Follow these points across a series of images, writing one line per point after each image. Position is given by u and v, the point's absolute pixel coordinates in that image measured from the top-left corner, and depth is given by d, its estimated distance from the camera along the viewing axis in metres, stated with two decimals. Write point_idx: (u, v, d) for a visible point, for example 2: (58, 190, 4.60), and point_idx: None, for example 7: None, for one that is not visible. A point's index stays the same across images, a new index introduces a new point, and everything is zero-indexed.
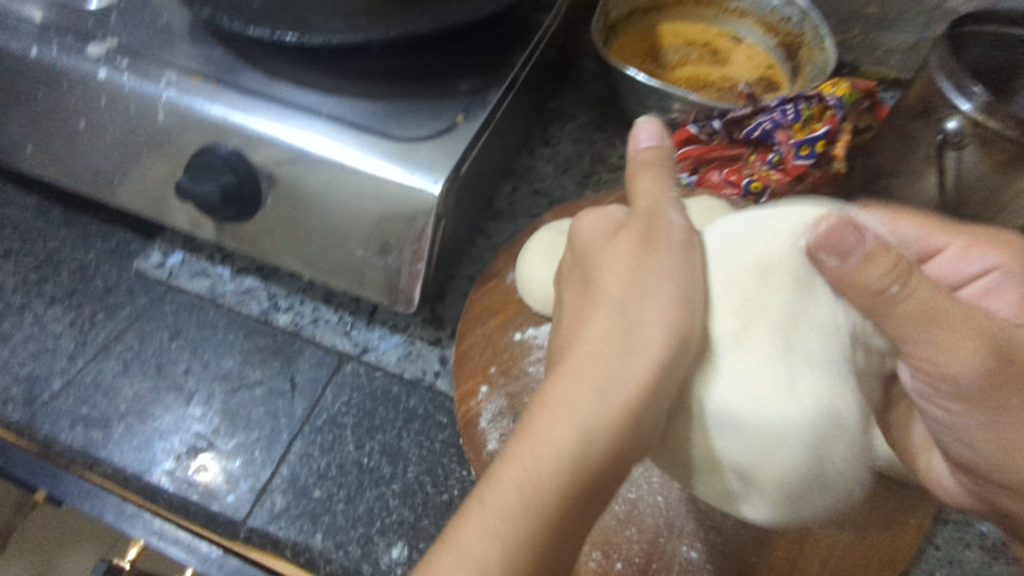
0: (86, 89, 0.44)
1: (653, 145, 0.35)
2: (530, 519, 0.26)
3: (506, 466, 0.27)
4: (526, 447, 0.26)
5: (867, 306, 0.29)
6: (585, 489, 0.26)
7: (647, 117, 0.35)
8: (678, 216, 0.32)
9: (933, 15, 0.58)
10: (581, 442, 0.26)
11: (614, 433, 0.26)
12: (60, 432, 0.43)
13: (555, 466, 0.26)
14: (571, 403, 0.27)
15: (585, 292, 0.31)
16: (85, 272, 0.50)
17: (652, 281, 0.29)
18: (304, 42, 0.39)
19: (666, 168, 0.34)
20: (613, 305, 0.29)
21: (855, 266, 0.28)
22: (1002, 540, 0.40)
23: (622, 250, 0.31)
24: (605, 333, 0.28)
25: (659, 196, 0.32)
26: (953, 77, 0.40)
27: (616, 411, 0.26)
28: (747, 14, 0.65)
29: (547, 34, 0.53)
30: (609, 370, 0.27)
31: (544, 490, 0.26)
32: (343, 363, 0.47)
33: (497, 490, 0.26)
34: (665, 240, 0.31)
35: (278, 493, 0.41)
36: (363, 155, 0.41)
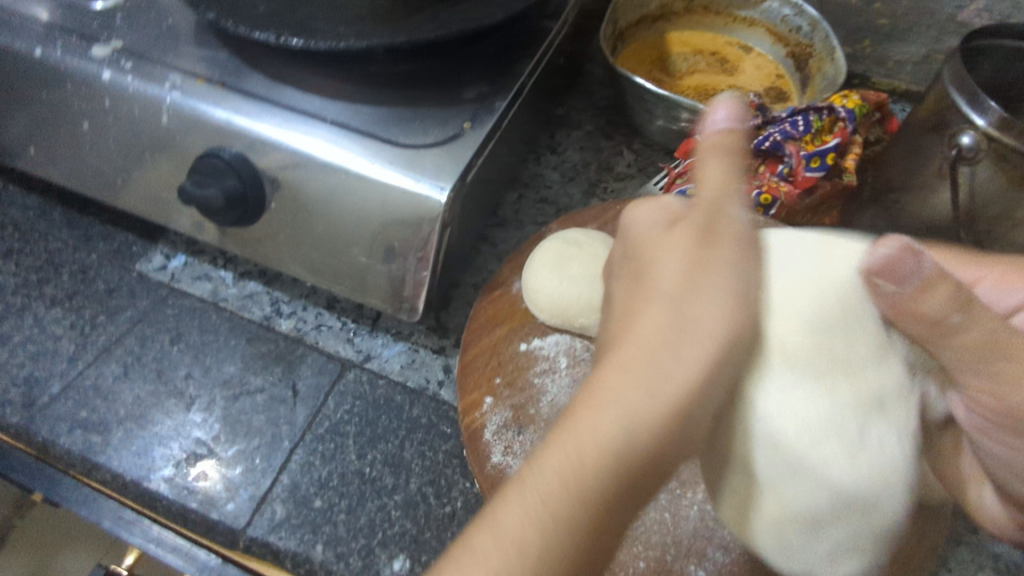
0: (90, 90, 0.44)
1: (730, 125, 0.31)
2: (569, 511, 0.25)
3: (547, 453, 0.26)
4: (570, 435, 0.26)
5: (923, 334, 0.29)
6: (628, 486, 0.25)
7: (728, 94, 0.31)
8: (742, 212, 0.30)
9: (945, 28, 0.58)
10: (629, 435, 0.25)
11: (661, 430, 0.25)
12: (58, 436, 0.42)
13: (601, 456, 0.25)
14: (619, 395, 0.26)
15: (636, 288, 0.30)
16: (87, 273, 0.50)
17: (713, 278, 0.28)
18: (311, 46, 0.39)
19: (738, 159, 0.30)
20: (667, 300, 0.28)
21: (915, 294, 0.28)
22: (1013, 563, 0.40)
23: (680, 246, 0.30)
24: (658, 330, 0.27)
25: (725, 190, 0.30)
26: (968, 92, 0.40)
27: (666, 409, 0.25)
28: (756, 24, 0.65)
29: (555, 41, 0.52)
30: (663, 366, 0.26)
31: (587, 479, 0.25)
32: (346, 371, 0.46)
33: (536, 476, 0.25)
34: (723, 235, 0.29)
35: (279, 503, 0.40)
36: (369, 161, 0.40)
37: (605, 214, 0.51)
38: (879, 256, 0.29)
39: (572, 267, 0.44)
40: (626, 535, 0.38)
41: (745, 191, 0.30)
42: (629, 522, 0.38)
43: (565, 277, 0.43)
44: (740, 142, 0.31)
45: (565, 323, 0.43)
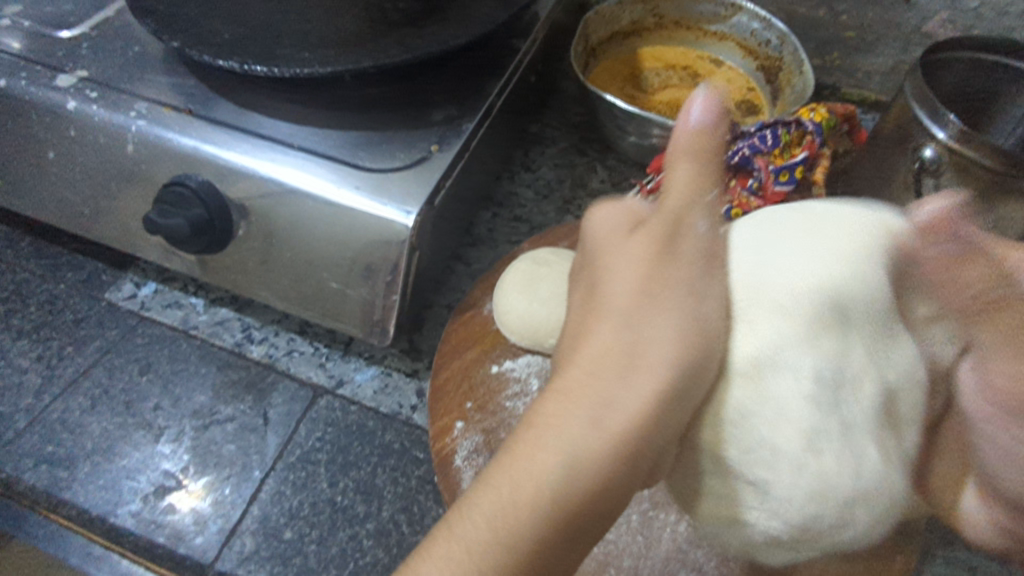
0: (54, 121, 0.43)
1: (701, 123, 0.29)
2: (508, 549, 0.25)
3: (487, 488, 0.26)
4: (508, 472, 0.25)
5: (960, 308, 0.30)
6: (572, 521, 0.25)
7: (705, 89, 0.29)
8: (701, 224, 0.29)
9: (911, 39, 0.58)
10: (567, 471, 0.25)
11: (607, 462, 0.25)
12: (24, 472, 0.41)
13: (535, 495, 0.25)
14: (560, 426, 0.25)
15: (589, 299, 0.29)
16: (54, 303, 0.49)
17: (666, 296, 0.27)
18: (275, 73, 0.39)
19: (710, 163, 0.29)
20: (618, 319, 0.27)
21: (954, 264, 0.30)
22: None
23: (633, 261, 0.28)
24: (605, 354, 0.26)
25: (691, 199, 0.29)
26: (929, 106, 0.40)
27: (609, 439, 0.25)
28: (726, 38, 0.65)
29: (524, 60, 0.52)
30: (608, 393, 0.25)
31: (519, 517, 0.25)
32: (318, 398, 0.46)
33: (471, 516, 0.26)
34: (687, 253, 0.29)
35: (249, 535, 0.40)
36: (334, 186, 0.40)
37: (576, 232, 0.51)
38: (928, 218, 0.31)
39: (543, 287, 0.44)
40: (597, 560, 0.37)
41: (711, 204, 0.29)
42: (602, 546, 0.37)
43: (535, 297, 0.43)
44: (710, 142, 0.29)
45: (536, 344, 0.43)
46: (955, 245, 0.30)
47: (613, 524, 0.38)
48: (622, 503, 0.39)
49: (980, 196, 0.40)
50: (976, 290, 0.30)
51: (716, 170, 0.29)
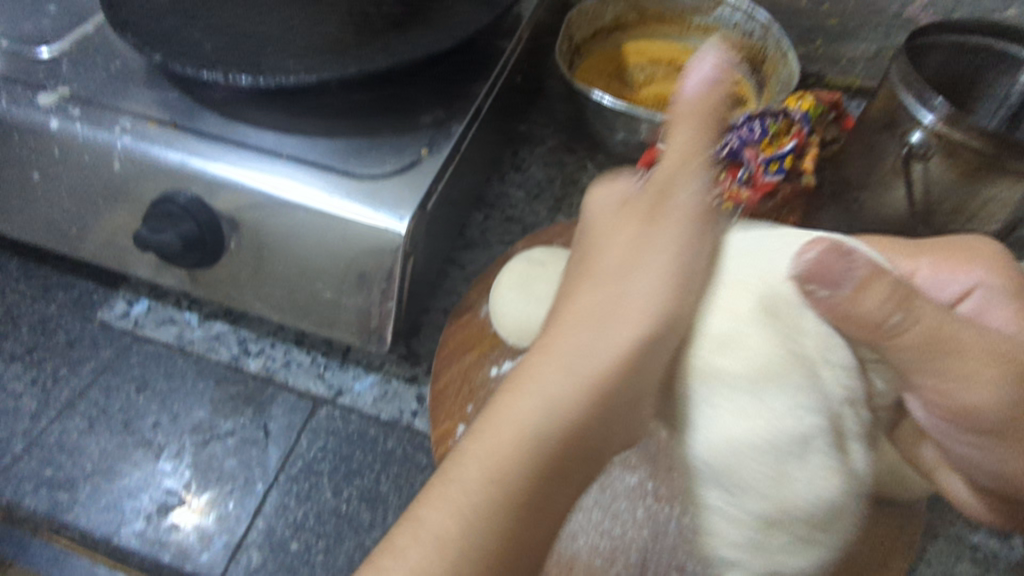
0: (39, 140, 0.43)
1: (703, 87, 0.30)
2: (486, 499, 0.26)
3: (471, 442, 0.27)
4: (491, 422, 0.27)
5: (867, 339, 0.27)
6: (547, 471, 0.26)
7: (707, 53, 0.30)
8: (698, 184, 0.29)
9: (893, 24, 0.59)
10: (545, 415, 0.26)
11: (580, 409, 0.26)
12: (23, 496, 0.41)
13: (516, 441, 0.26)
14: (539, 378, 0.27)
15: (583, 263, 0.30)
16: (47, 325, 0.49)
17: (654, 253, 0.28)
18: (261, 83, 0.39)
19: (707, 123, 0.29)
20: (604, 279, 0.28)
21: (850, 299, 0.26)
22: (994, 553, 0.40)
23: (627, 226, 0.30)
24: (589, 310, 0.28)
25: (682, 160, 0.29)
26: (914, 90, 0.40)
27: (582, 385, 0.26)
28: (709, 30, 0.65)
29: (509, 60, 0.52)
30: (587, 344, 0.27)
31: (502, 468, 0.26)
32: (318, 408, 0.46)
33: (460, 469, 0.27)
34: (670, 212, 0.29)
35: (254, 549, 0.40)
36: (325, 195, 0.40)
37: (569, 230, 0.51)
38: (809, 259, 0.26)
39: (539, 287, 0.43)
40: (605, 557, 0.37)
41: (706, 164, 0.29)
42: (608, 543, 0.38)
43: (530, 298, 0.43)
44: (713, 104, 0.30)
45: (534, 344, 0.43)
46: (830, 290, 0.26)
47: (619, 519, 0.38)
48: (628, 498, 0.39)
49: (967, 178, 0.41)
50: (884, 318, 0.26)
51: (716, 127, 0.30)
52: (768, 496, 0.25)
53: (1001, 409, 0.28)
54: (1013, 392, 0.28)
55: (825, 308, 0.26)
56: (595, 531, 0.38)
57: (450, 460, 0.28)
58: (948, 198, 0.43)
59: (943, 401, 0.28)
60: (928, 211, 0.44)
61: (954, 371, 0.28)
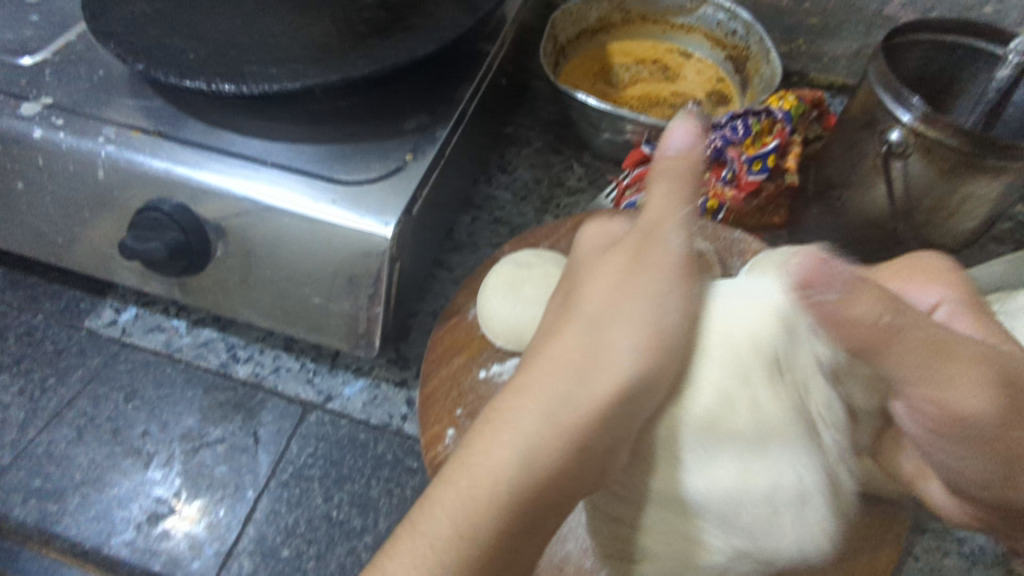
0: (21, 150, 0.43)
1: (683, 150, 0.29)
2: (456, 551, 0.26)
3: (443, 489, 0.27)
4: (463, 471, 0.27)
5: (863, 343, 0.29)
6: (519, 519, 0.27)
7: (684, 117, 0.30)
8: (677, 238, 0.30)
9: (873, 22, 0.59)
10: (517, 468, 0.26)
11: (552, 462, 0.27)
12: (12, 508, 0.41)
13: (489, 493, 0.26)
14: (512, 427, 0.27)
15: (565, 303, 0.31)
16: (34, 335, 0.49)
17: (627, 304, 0.29)
18: (244, 91, 0.39)
19: (687, 185, 0.29)
20: (582, 324, 0.29)
21: (839, 305, 0.28)
22: (977, 546, 0.41)
23: (609, 270, 0.30)
24: (565, 356, 0.28)
25: (663, 216, 0.29)
26: (891, 88, 0.41)
27: (555, 440, 0.27)
28: (693, 30, 0.66)
29: (494, 63, 0.52)
30: (563, 394, 0.27)
31: (476, 519, 0.26)
32: (308, 413, 0.46)
33: (429, 518, 0.27)
34: (652, 263, 0.30)
35: (245, 556, 0.40)
36: (311, 201, 0.40)
37: (556, 231, 0.51)
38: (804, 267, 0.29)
39: (524, 290, 0.43)
40: (594, 557, 0.38)
41: (686, 221, 0.29)
42: None
43: (518, 300, 0.43)
44: (693, 167, 0.29)
45: (522, 347, 0.43)
46: (823, 294, 0.29)
47: None
48: None
49: (947, 176, 0.41)
50: (884, 323, 0.28)
51: (693, 185, 0.30)
52: (761, 493, 0.31)
53: (987, 414, 0.29)
54: (1002, 397, 0.29)
55: (824, 311, 0.29)
56: (583, 531, 0.38)
57: (417, 507, 0.28)
58: (927, 196, 0.43)
59: (935, 406, 0.29)
60: (909, 209, 0.45)
61: (949, 377, 0.29)
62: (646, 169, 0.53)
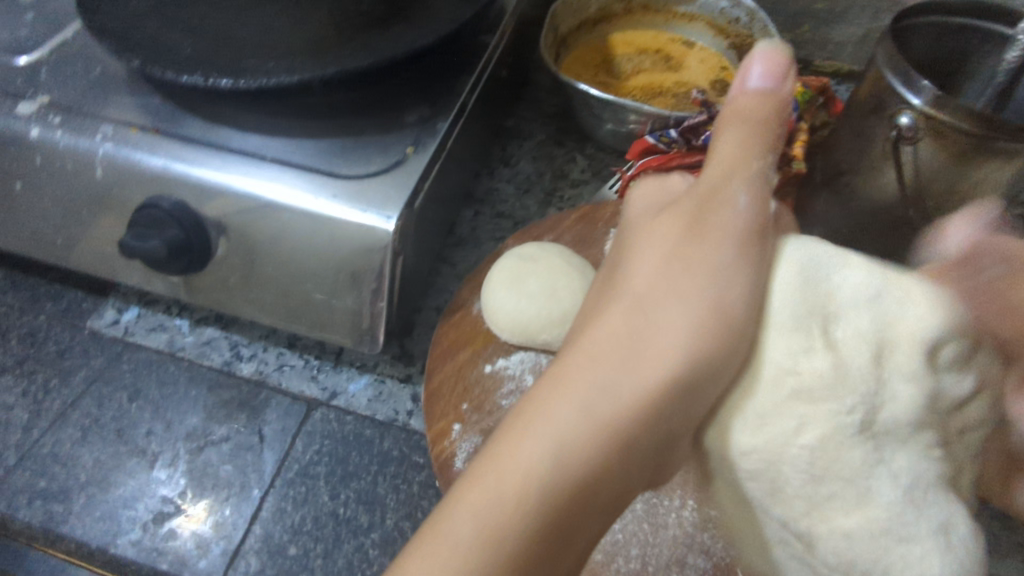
0: (20, 150, 0.42)
1: (762, 88, 0.33)
2: (493, 548, 0.24)
3: (470, 486, 0.26)
4: (497, 460, 0.26)
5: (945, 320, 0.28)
6: (562, 510, 0.25)
7: (767, 46, 0.34)
8: (741, 198, 0.31)
9: (879, 6, 0.58)
10: (559, 458, 0.26)
11: (599, 442, 0.26)
12: (18, 509, 0.41)
13: (527, 480, 0.26)
14: (556, 413, 0.27)
15: (603, 303, 0.32)
16: (36, 336, 0.49)
17: (675, 283, 0.30)
18: (241, 86, 0.38)
19: (759, 125, 0.33)
20: (629, 307, 0.30)
21: (951, 273, 0.27)
22: (991, 535, 0.41)
23: (662, 246, 0.32)
24: (614, 340, 0.29)
25: (733, 167, 0.32)
26: (901, 73, 0.40)
27: (604, 422, 0.27)
28: (696, 18, 0.65)
29: (494, 55, 0.52)
30: (609, 375, 0.28)
31: (513, 507, 0.25)
32: (312, 411, 0.46)
33: (458, 514, 0.26)
34: (715, 229, 0.31)
35: (252, 555, 0.40)
36: (311, 197, 0.40)
37: (559, 224, 0.50)
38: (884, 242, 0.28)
39: (529, 284, 0.43)
40: (604, 551, 0.37)
41: (756, 175, 0.32)
42: (608, 537, 0.38)
43: (523, 294, 0.43)
44: (776, 106, 0.33)
45: (527, 340, 0.43)
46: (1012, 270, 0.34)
47: (617, 515, 0.38)
48: None
49: (958, 161, 0.41)
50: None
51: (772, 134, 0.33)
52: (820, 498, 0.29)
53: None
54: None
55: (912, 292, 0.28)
56: None
57: (440, 507, 0.26)
58: (938, 181, 0.43)
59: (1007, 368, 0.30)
60: (919, 195, 0.44)
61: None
62: (652, 159, 0.52)
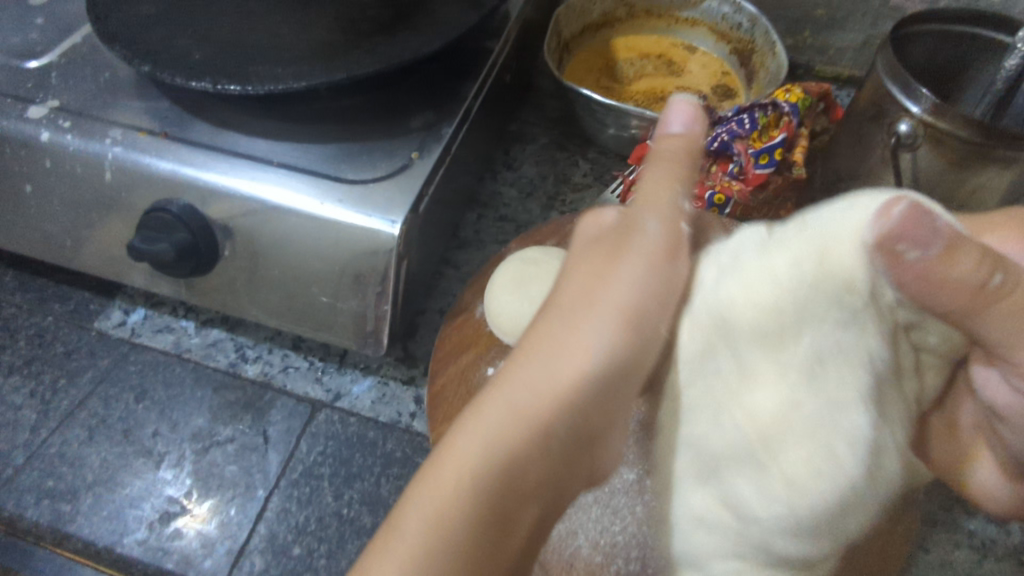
0: (30, 153, 0.43)
1: (685, 128, 0.33)
2: (432, 544, 0.26)
3: (418, 484, 0.28)
4: (439, 459, 0.28)
5: (962, 305, 0.26)
6: (495, 512, 0.27)
7: (685, 98, 0.34)
8: (653, 223, 0.32)
9: (880, 13, 0.59)
10: (483, 459, 0.27)
11: (518, 442, 0.27)
12: (26, 508, 0.41)
13: (459, 479, 0.27)
14: (479, 419, 0.28)
15: (541, 306, 0.32)
16: (44, 337, 0.49)
17: (604, 291, 0.30)
18: (249, 92, 0.39)
19: (680, 162, 0.32)
20: (557, 313, 0.31)
21: (942, 261, 0.25)
22: (989, 539, 0.41)
23: (591, 258, 0.32)
24: (541, 343, 0.30)
25: (654, 202, 0.32)
26: (900, 81, 0.41)
27: (522, 424, 0.28)
28: (698, 24, 0.65)
29: (498, 60, 0.52)
30: (533, 379, 0.29)
31: (450, 511, 0.26)
32: (317, 412, 0.46)
33: (401, 535, 0.26)
34: (637, 247, 0.31)
35: (257, 554, 0.40)
36: (317, 201, 0.40)
37: (562, 228, 0.51)
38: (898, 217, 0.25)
39: (532, 287, 0.44)
40: (606, 553, 0.38)
41: (675, 204, 0.32)
42: (609, 540, 0.38)
43: (525, 296, 0.43)
44: (690, 145, 0.33)
45: None
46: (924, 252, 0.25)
47: (618, 516, 0.39)
48: (627, 494, 0.39)
49: (957, 169, 0.41)
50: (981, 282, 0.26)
51: (690, 171, 0.33)
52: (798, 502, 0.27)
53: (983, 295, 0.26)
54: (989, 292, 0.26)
55: (917, 271, 0.25)
56: (595, 528, 0.38)
57: (389, 516, 0.28)
58: (936, 188, 0.43)
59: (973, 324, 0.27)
60: None
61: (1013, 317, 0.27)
62: None
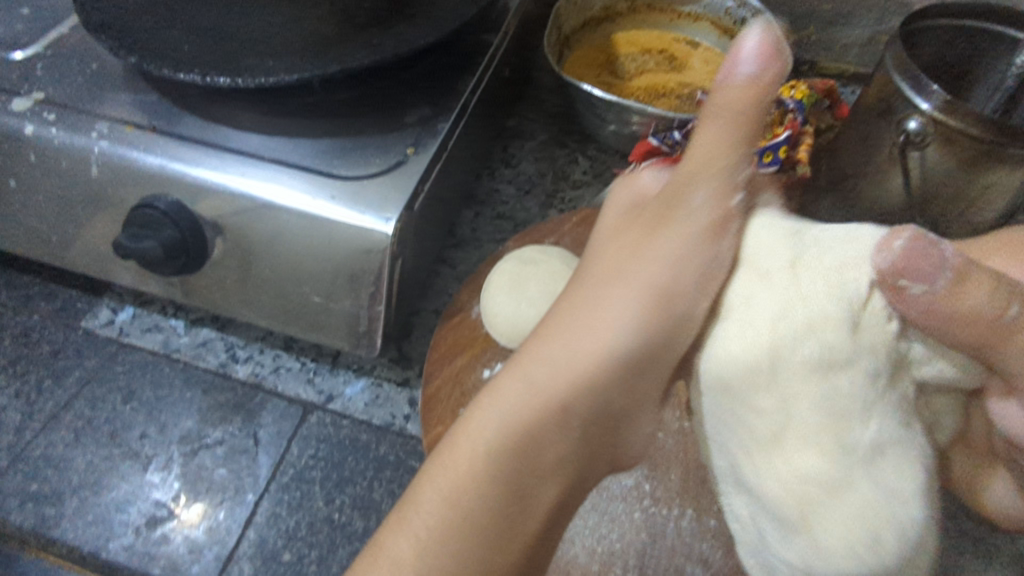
0: (13, 147, 0.42)
1: (750, 79, 0.27)
2: (448, 521, 0.28)
3: (434, 457, 0.30)
4: (459, 435, 0.29)
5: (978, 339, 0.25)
6: (507, 491, 0.28)
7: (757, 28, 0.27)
8: (702, 194, 0.29)
9: (886, 8, 0.58)
10: (497, 436, 0.28)
11: (536, 419, 0.28)
12: (8, 512, 0.40)
13: (473, 458, 0.28)
14: (498, 398, 0.29)
15: (575, 281, 0.32)
16: (30, 336, 0.48)
17: (637, 262, 0.30)
18: (239, 84, 0.37)
19: (740, 119, 0.28)
20: (590, 287, 0.31)
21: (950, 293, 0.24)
22: (997, 547, 0.40)
23: (630, 233, 0.32)
24: (566, 320, 0.30)
25: (704, 163, 0.29)
26: (910, 76, 0.40)
27: (540, 402, 0.28)
28: (701, 18, 0.64)
29: (496, 54, 0.51)
30: (556, 356, 0.29)
31: (462, 487, 0.28)
32: (308, 414, 0.45)
33: (418, 499, 0.29)
34: (678, 219, 0.30)
35: (246, 560, 0.39)
36: (309, 198, 0.39)
37: (561, 227, 0.49)
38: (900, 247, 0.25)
39: (530, 287, 0.43)
40: (603, 562, 0.37)
41: (729, 171, 0.28)
42: (607, 547, 0.37)
43: (522, 296, 0.42)
44: (755, 97, 0.27)
45: None
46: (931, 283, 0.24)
47: (616, 524, 0.38)
48: (626, 501, 0.38)
49: (966, 168, 0.40)
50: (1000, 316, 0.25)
51: (753, 128, 0.28)
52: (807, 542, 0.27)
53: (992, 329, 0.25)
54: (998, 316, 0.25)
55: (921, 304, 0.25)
56: (592, 535, 0.37)
57: (412, 485, 0.30)
58: (946, 186, 0.42)
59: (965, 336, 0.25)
60: (925, 199, 0.43)
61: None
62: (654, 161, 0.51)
